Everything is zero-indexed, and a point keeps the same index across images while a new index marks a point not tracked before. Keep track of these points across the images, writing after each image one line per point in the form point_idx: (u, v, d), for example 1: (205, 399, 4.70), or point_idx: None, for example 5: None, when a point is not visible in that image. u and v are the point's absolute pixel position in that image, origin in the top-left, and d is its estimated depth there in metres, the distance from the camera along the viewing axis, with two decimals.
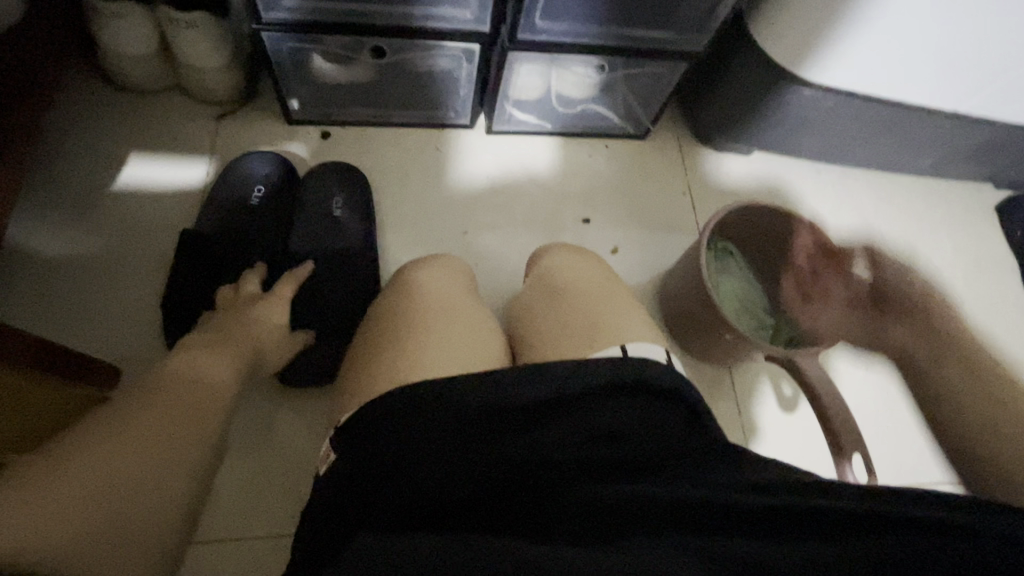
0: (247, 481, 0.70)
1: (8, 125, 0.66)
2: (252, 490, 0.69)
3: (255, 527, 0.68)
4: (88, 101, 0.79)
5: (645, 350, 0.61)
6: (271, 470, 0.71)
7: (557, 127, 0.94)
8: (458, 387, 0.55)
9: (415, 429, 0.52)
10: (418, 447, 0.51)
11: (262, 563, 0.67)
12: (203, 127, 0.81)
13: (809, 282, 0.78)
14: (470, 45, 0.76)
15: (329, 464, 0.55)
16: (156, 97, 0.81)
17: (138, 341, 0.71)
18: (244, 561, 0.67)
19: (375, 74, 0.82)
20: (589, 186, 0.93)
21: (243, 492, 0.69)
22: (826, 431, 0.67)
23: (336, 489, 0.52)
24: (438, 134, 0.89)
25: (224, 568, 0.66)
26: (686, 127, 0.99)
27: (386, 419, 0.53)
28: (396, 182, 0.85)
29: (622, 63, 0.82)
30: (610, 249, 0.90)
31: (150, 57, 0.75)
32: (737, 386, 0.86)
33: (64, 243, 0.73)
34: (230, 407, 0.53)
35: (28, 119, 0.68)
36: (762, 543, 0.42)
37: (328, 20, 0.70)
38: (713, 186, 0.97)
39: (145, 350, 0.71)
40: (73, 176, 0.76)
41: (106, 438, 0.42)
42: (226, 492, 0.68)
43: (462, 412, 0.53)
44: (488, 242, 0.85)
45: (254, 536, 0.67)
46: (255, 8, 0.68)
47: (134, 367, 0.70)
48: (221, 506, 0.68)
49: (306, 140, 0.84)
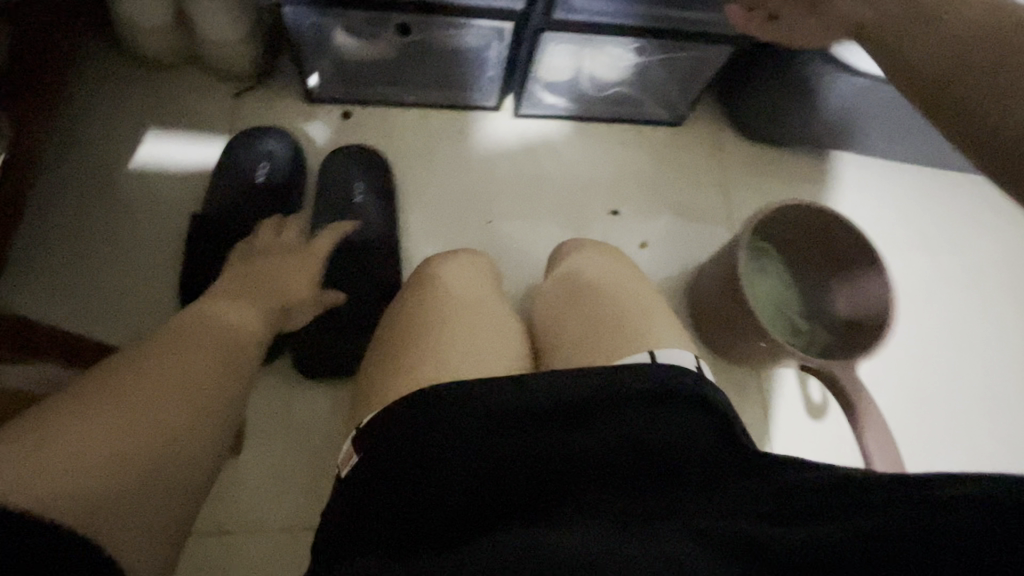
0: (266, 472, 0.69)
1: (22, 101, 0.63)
2: (271, 482, 0.69)
3: (274, 520, 0.67)
4: (102, 75, 0.76)
5: (676, 356, 0.58)
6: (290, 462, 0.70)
7: (588, 111, 0.89)
8: (485, 390, 0.51)
9: (438, 436, 0.50)
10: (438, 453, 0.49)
11: (282, 555, 0.66)
12: (220, 103, 0.78)
13: (849, 287, 0.74)
14: (501, 23, 0.71)
15: (351, 469, 0.53)
16: (172, 72, 0.78)
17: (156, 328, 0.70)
18: (265, 553, 0.66)
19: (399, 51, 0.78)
20: (619, 176, 0.89)
21: (263, 484, 0.69)
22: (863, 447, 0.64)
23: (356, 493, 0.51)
24: (463, 117, 0.85)
25: (245, 560, 0.66)
26: (723, 114, 0.94)
27: (411, 425, 0.51)
28: (418, 168, 0.82)
29: (662, 45, 0.77)
30: (639, 243, 0.86)
31: (166, 30, 0.72)
32: (765, 391, 0.83)
33: (82, 224, 0.71)
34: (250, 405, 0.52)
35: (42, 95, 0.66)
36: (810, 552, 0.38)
37: None
38: (749, 179, 0.92)
39: None
40: (89, 154, 0.73)
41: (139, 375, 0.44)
42: (245, 483, 0.68)
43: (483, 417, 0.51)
44: (513, 233, 0.82)
45: (274, 529, 0.67)
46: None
47: None
48: (239, 497, 0.68)
49: (327, 120, 0.81)
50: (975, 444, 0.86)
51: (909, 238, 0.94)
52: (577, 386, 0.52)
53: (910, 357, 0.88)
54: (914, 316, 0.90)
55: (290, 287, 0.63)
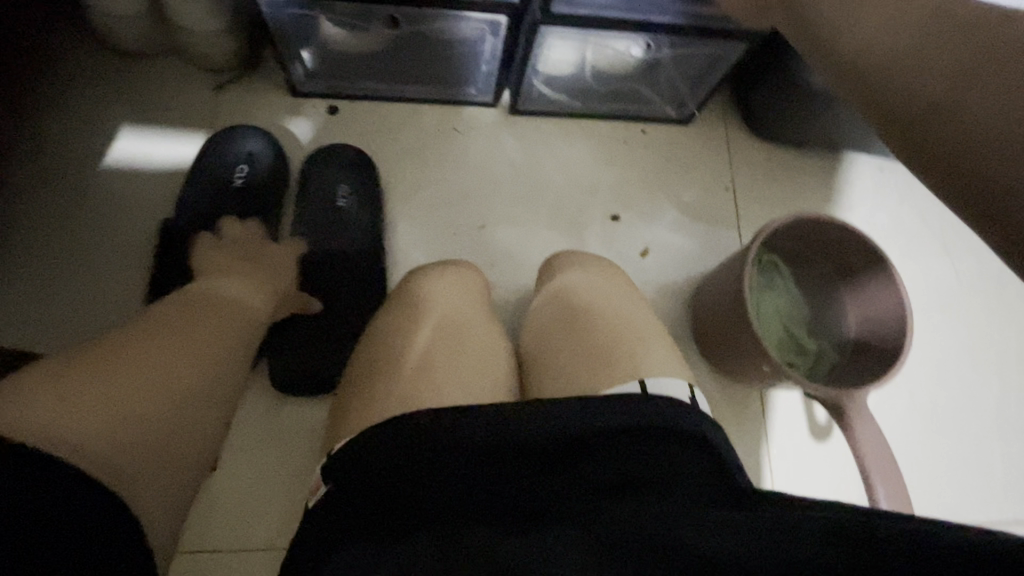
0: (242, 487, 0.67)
1: None
2: (247, 497, 0.66)
3: (249, 538, 0.65)
4: (76, 64, 0.72)
5: (668, 386, 0.54)
6: (267, 479, 0.67)
7: (591, 109, 0.84)
8: (466, 416, 0.50)
9: (411, 466, 0.48)
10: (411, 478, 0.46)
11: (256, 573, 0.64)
12: (199, 97, 0.74)
13: (862, 305, 0.70)
14: (497, 16, 0.66)
15: (318, 500, 0.50)
16: (150, 61, 0.74)
17: None
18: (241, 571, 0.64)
19: (389, 43, 0.73)
20: (622, 178, 0.84)
21: (239, 499, 0.66)
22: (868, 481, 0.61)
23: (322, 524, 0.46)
24: (457, 113, 0.81)
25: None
26: (735, 113, 0.89)
27: (384, 450, 0.49)
28: (409, 168, 0.78)
29: (671, 41, 0.71)
30: (640, 251, 0.82)
31: (140, 17, 0.68)
32: (767, 411, 0.79)
33: (53, 223, 0.68)
34: (215, 429, 0.49)
35: None
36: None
37: None
38: (760, 183, 0.87)
39: None
40: (62, 148, 0.70)
41: (159, 338, 0.46)
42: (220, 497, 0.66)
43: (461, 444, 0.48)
44: (506, 238, 0.78)
45: (249, 547, 0.65)
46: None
47: None
48: (215, 513, 0.65)
49: (313, 115, 0.77)
50: (987, 470, 0.82)
51: (928, 249, 0.88)
52: (566, 414, 0.50)
53: (922, 377, 0.84)
54: (930, 332, 0.85)
55: (267, 300, 0.60)
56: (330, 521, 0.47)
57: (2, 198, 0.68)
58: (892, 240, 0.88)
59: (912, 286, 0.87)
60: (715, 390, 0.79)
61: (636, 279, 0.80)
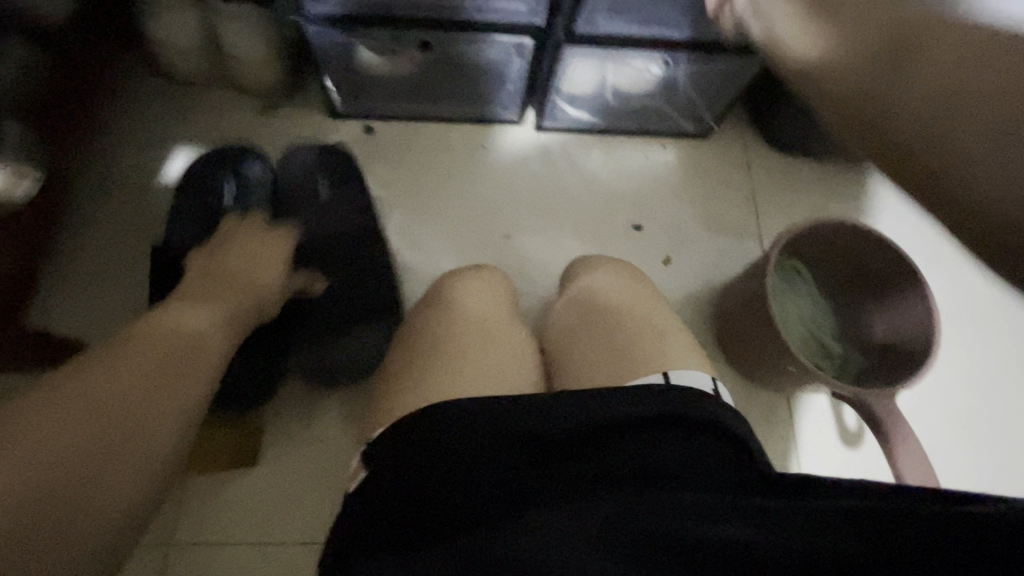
0: (281, 484, 0.70)
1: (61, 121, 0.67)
2: (285, 493, 0.70)
3: (288, 531, 0.68)
4: (138, 92, 0.80)
5: (692, 379, 0.56)
6: (305, 474, 0.71)
7: (611, 125, 0.87)
8: (495, 406, 0.52)
9: (443, 453, 0.50)
10: (451, 463, 0.49)
11: (293, 565, 0.68)
12: (247, 119, 0.80)
13: (887, 307, 0.70)
14: (521, 39, 0.71)
15: (359, 486, 0.52)
16: (202, 90, 0.80)
17: None
18: (279, 564, 0.67)
19: (419, 67, 0.79)
20: (642, 190, 0.87)
21: (278, 494, 0.70)
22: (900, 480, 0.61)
23: (371, 501, 0.50)
24: (484, 131, 0.85)
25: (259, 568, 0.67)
26: (752, 126, 0.91)
27: (418, 437, 0.51)
28: (438, 182, 0.82)
29: (689, 58, 0.74)
30: (662, 259, 0.84)
31: (197, 50, 0.75)
32: (795, 416, 0.79)
33: (114, 236, 0.74)
34: None
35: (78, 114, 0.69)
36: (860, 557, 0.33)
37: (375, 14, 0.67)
38: (779, 192, 0.89)
39: None
40: (123, 169, 0.76)
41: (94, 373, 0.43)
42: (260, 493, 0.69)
43: (496, 430, 0.51)
44: (532, 247, 0.81)
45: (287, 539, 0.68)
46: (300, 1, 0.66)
47: None
48: (257, 506, 0.69)
49: (349, 135, 0.82)
50: None
51: (953, 255, 0.88)
52: (600, 400, 0.52)
53: (954, 383, 0.82)
54: (960, 338, 0.84)
55: None
56: (368, 509, 0.49)
57: (69, 212, 0.74)
58: (915, 246, 0.88)
59: (939, 293, 0.86)
60: (740, 396, 0.80)
61: (659, 286, 0.82)
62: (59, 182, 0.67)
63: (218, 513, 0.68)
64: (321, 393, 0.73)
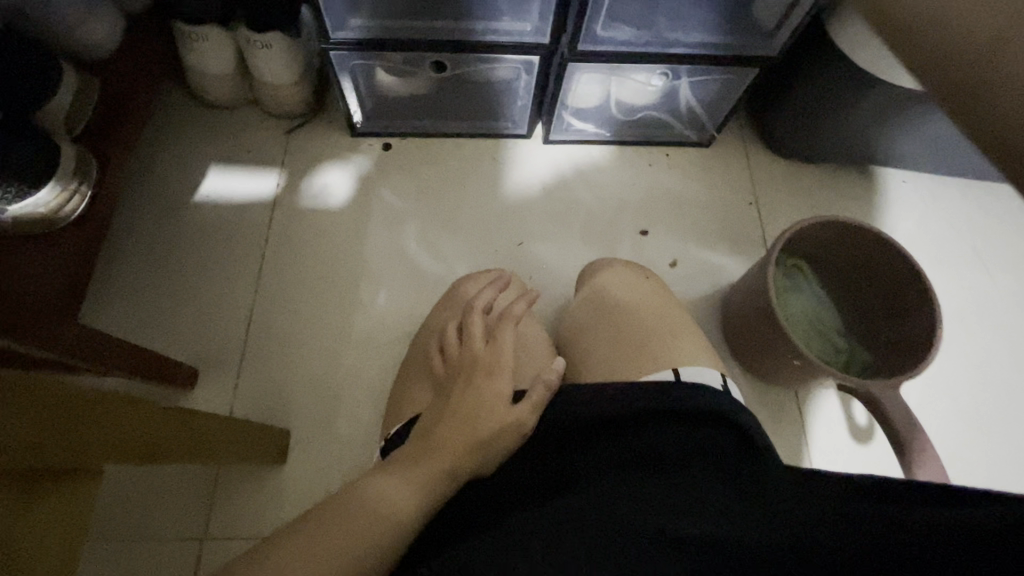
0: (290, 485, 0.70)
1: (106, 119, 0.71)
2: (291, 492, 0.69)
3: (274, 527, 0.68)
4: (173, 121, 0.85)
5: (701, 375, 0.59)
6: (315, 477, 0.70)
7: (615, 134, 0.92)
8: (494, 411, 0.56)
9: (475, 481, 0.55)
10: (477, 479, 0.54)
11: None
12: (278, 152, 0.86)
13: (888, 302, 0.72)
14: (529, 56, 0.76)
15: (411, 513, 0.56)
16: (232, 112, 0.87)
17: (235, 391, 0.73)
18: None
19: (604, 86, 0.85)
20: (647, 196, 0.90)
21: (282, 494, 0.69)
22: (892, 438, 0.63)
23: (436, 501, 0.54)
24: (495, 145, 0.90)
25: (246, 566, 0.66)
26: (751, 131, 0.96)
27: (442, 474, 0.54)
28: (453, 193, 0.87)
29: (699, 90, 0.86)
30: (670, 262, 0.87)
31: (229, 75, 0.82)
32: (807, 415, 0.80)
33: (144, 237, 0.79)
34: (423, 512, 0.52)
35: (133, 117, 0.74)
36: (861, 533, 0.35)
37: (423, 38, 0.72)
38: (781, 196, 0.92)
39: (223, 382, 0.73)
40: (163, 185, 0.82)
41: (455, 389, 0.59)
42: (264, 491, 0.69)
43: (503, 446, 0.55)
44: (543, 252, 0.85)
45: None
46: (324, 27, 0.70)
47: (207, 383, 0.73)
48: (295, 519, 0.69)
49: (369, 151, 0.88)
50: None
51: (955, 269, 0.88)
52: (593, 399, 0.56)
53: (966, 382, 0.82)
54: (980, 289, 0.88)
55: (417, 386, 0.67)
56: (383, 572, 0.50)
57: (111, 233, 0.79)
58: None
59: (956, 268, 0.90)
60: (750, 390, 0.81)
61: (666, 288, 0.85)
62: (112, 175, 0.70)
63: (245, 518, 0.67)
64: (342, 394, 0.74)
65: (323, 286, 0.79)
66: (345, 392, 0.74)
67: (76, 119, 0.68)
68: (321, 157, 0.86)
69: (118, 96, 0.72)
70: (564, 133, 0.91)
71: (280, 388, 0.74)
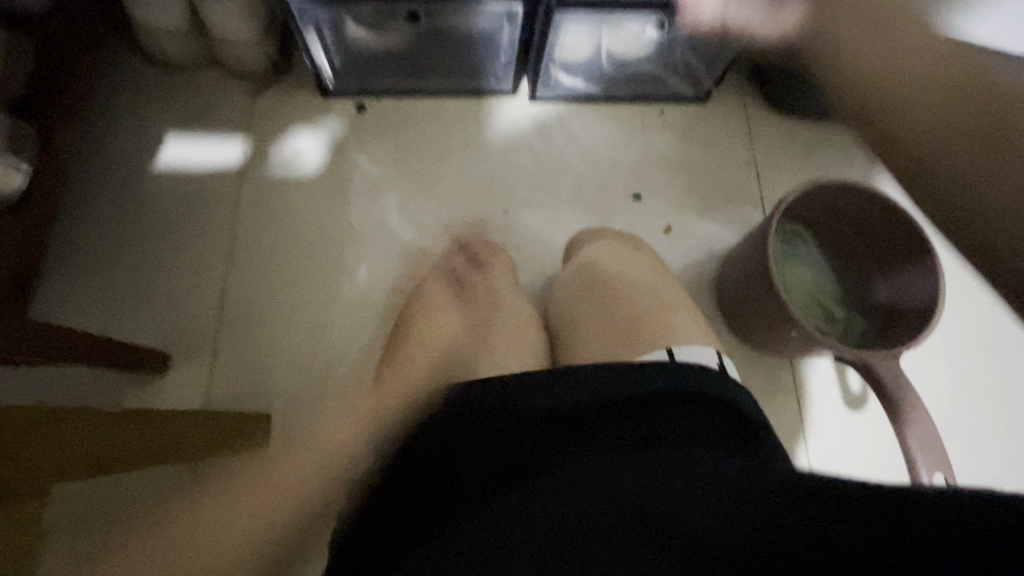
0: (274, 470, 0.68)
1: (44, 85, 0.64)
2: None
3: None
4: (125, 84, 0.78)
5: (695, 354, 0.56)
6: None
7: (606, 91, 0.86)
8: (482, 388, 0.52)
9: None
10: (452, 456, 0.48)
11: None
12: (243, 116, 0.79)
13: (890, 269, 0.69)
14: (510, 5, 0.68)
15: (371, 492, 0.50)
16: (189, 72, 0.80)
17: (211, 376, 0.70)
18: None
19: (594, 37, 0.79)
20: (641, 158, 0.85)
21: None
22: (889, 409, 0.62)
23: (399, 481, 0.48)
24: (478, 104, 0.84)
25: None
26: (752, 84, 0.90)
27: None
28: (434, 158, 0.81)
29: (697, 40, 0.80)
30: (663, 228, 0.83)
31: (181, 30, 0.74)
32: (801, 384, 0.79)
33: (103, 214, 0.74)
34: None
35: (76, 82, 0.67)
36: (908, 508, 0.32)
37: None
38: (782, 156, 0.88)
39: (198, 367, 0.70)
40: (119, 156, 0.76)
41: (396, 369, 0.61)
42: None
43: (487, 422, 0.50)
44: (531, 221, 0.80)
45: None
46: None
47: (181, 368, 0.70)
48: None
49: (341, 113, 0.81)
50: None
51: None
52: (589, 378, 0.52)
53: None
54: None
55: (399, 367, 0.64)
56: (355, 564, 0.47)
57: (66, 212, 0.73)
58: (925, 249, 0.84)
59: None
60: (743, 360, 0.79)
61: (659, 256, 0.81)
62: (57, 150, 0.63)
63: None
64: (324, 376, 0.71)
65: (299, 262, 0.75)
66: (325, 375, 0.72)
67: (8, 86, 0.61)
68: (288, 123, 0.80)
69: (56, 59, 0.65)
70: (552, 91, 0.85)
71: (258, 371, 0.71)
